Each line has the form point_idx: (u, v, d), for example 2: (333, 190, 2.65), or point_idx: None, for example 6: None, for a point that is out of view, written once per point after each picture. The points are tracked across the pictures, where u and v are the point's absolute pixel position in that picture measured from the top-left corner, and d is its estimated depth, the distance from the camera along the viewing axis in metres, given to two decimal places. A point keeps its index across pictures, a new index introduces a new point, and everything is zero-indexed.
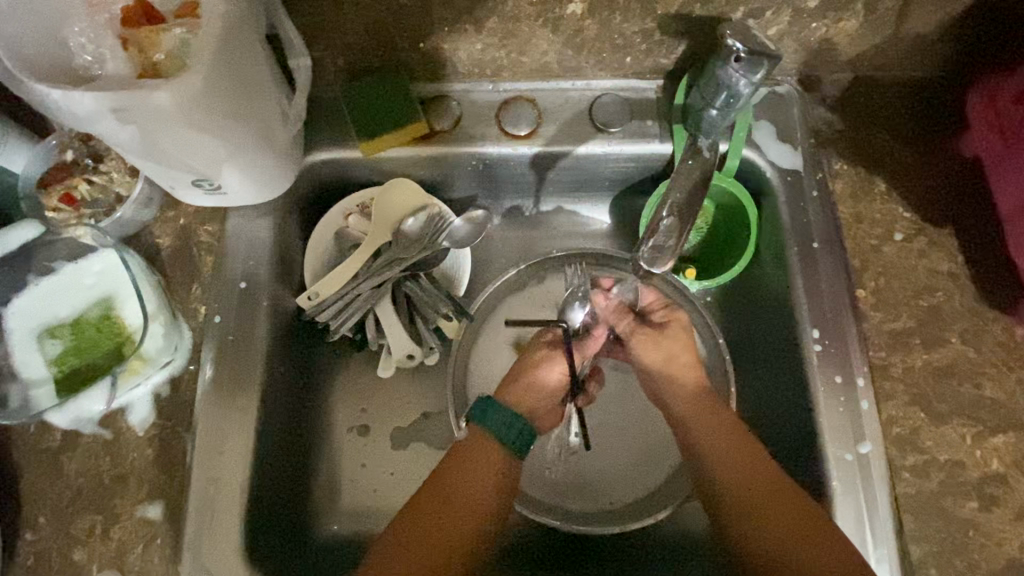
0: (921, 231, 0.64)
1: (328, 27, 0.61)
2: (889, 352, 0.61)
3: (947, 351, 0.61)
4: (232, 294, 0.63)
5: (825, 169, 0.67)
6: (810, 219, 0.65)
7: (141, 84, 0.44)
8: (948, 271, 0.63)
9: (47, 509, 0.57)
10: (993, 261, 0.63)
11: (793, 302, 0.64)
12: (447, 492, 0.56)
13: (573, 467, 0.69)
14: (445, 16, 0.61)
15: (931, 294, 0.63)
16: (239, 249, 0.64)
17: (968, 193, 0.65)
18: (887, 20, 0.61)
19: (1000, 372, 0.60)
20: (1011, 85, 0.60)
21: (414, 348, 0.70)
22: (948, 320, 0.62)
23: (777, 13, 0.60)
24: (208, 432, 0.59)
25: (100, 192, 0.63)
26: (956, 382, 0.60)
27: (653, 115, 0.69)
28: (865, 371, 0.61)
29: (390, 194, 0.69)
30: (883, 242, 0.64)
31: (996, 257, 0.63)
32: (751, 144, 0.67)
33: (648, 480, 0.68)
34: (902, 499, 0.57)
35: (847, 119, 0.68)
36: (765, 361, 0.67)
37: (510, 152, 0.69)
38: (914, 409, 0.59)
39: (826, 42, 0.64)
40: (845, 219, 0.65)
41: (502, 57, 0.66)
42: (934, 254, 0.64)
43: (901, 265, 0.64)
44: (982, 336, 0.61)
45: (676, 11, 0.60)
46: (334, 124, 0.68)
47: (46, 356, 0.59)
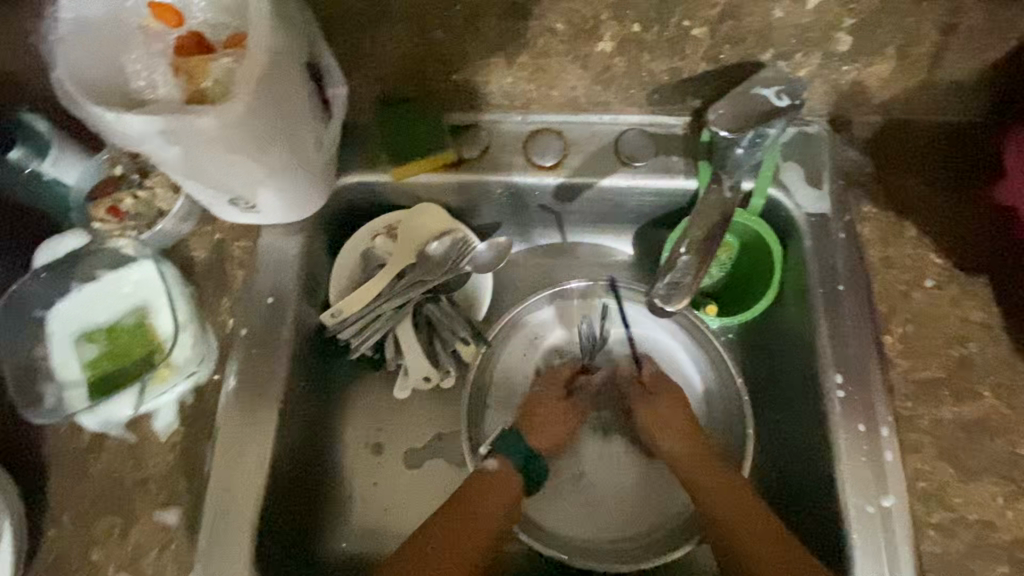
0: (953, 279, 0.63)
1: (365, 57, 0.64)
2: (916, 403, 0.59)
3: (979, 405, 0.59)
4: (260, 309, 0.65)
5: (853, 212, 0.66)
6: (837, 261, 0.64)
7: (187, 109, 0.47)
8: (980, 322, 0.61)
9: (71, 507, 0.59)
10: None
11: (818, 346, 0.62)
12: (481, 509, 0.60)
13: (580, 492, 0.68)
14: (478, 49, 0.63)
15: (962, 345, 0.61)
16: (269, 266, 0.67)
17: None
18: (921, 64, 0.61)
19: None
20: None
21: (431, 369, 0.71)
22: (980, 372, 0.60)
23: (807, 56, 0.61)
24: (228, 441, 0.61)
25: (143, 207, 0.66)
26: (988, 439, 0.58)
27: (680, 152, 0.69)
28: (890, 422, 0.59)
29: (415, 219, 0.72)
30: (913, 288, 0.63)
31: None
32: (778, 183, 0.67)
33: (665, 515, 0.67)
34: (926, 558, 0.55)
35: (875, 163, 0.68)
36: (784, 406, 0.66)
37: (530, 181, 0.70)
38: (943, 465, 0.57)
39: (857, 85, 0.64)
40: (872, 264, 0.64)
41: (532, 90, 0.68)
42: (966, 303, 0.62)
43: (931, 312, 0.62)
44: (1017, 391, 0.59)
45: (705, 52, 0.61)
46: (369, 150, 0.70)
47: (82, 360, 0.62)
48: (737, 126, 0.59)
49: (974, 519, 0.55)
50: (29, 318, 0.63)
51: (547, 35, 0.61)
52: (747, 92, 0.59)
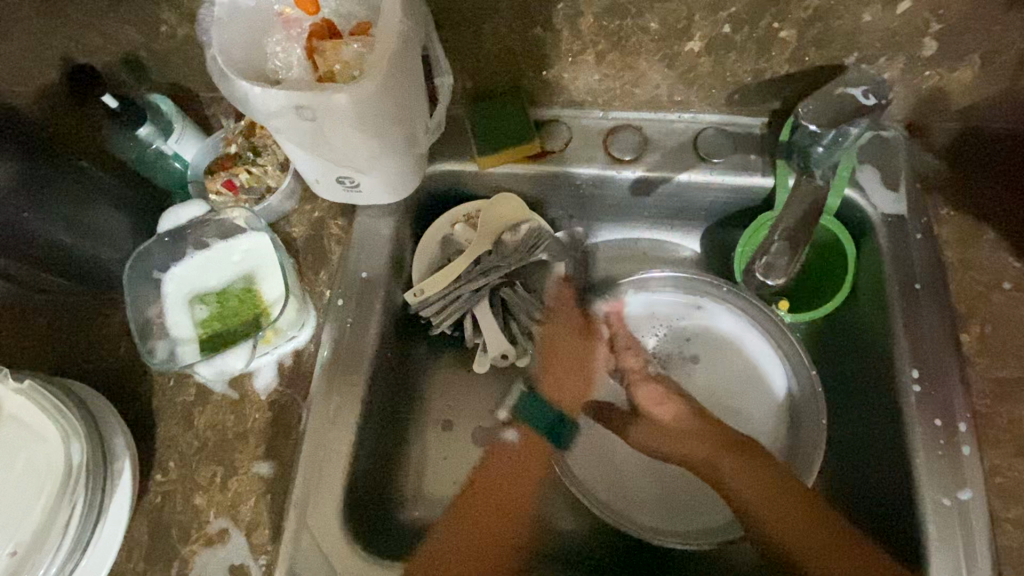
0: None
1: (464, 51, 0.69)
2: (994, 401, 0.60)
3: None
4: (354, 282, 0.70)
5: (930, 214, 0.67)
6: (913, 260, 0.66)
7: (324, 88, 0.52)
8: None
9: (176, 454, 0.64)
10: None
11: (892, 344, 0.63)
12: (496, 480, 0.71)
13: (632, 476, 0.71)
14: (571, 47, 0.67)
15: None
16: (363, 244, 0.71)
17: None
18: (1005, 71, 0.62)
19: None
20: None
21: (508, 347, 0.73)
22: None
23: (891, 60, 0.63)
24: (322, 403, 0.65)
25: (255, 181, 0.71)
26: None
27: (757, 151, 0.72)
28: (967, 418, 0.59)
29: (496, 207, 0.75)
30: (991, 289, 0.64)
31: None
32: (854, 184, 0.69)
33: (703, 498, 0.70)
34: (1005, 553, 0.55)
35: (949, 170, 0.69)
36: (853, 402, 0.68)
37: (609, 174, 0.74)
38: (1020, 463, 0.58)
39: (938, 90, 0.66)
40: (948, 265, 0.65)
41: (616, 88, 0.71)
42: None
43: (1010, 313, 0.63)
44: None
45: (790, 53, 0.64)
46: (458, 140, 0.75)
47: (194, 319, 0.67)
48: (825, 122, 0.63)
49: None
50: (147, 279, 0.69)
51: (640, 34, 0.64)
52: (833, 94, 0.63)
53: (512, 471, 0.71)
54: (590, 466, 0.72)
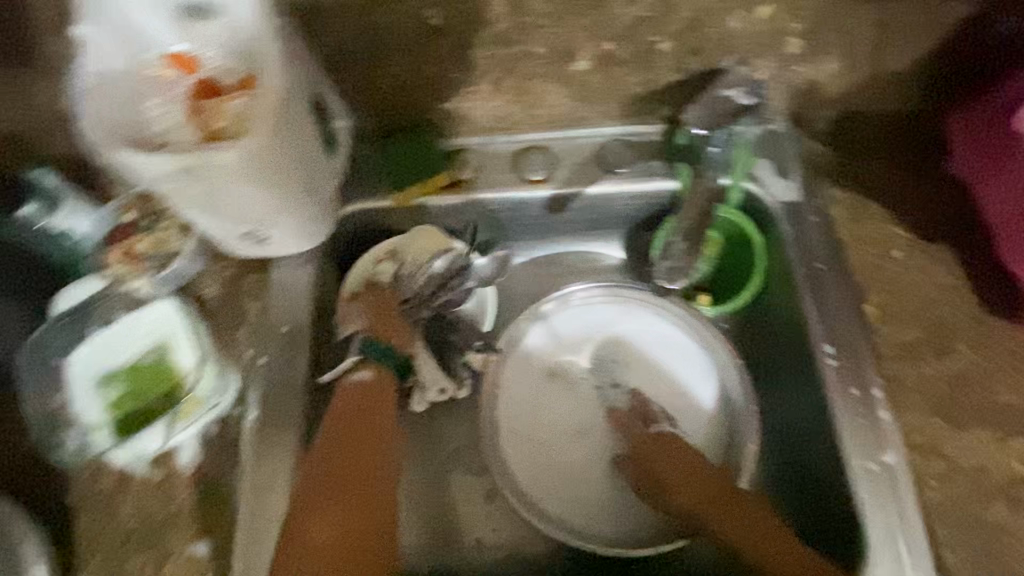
0: (919, 249, 0.68)
1: (360, 92, 0.69)
2: (902, 364, 0.64)
3: (957, 359, 0.64)
4: (275, 338, 0.67)
5: (823, 197, 0.71)
6: (813, 242, 0.69)
7: (211, 147, 0.51)
8: (949, 285, 0.67)
9: (101, 549, 0.60)
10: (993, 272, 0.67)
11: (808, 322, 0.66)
12: (349, 429, 0.62)
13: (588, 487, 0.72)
14: (466, 77, 0.68)
15: (936, 307, 0.66)
16: (280, 296, 0.68)
17: (958, 213, 0.70)
18: (865, 60, 0.68)
19: (1008, 376, 0.63)
20: (984, 110, 0.65)
21: (446, 381, 0.73)
22: (954, 331, 0.65)
23: (764, 60, 0.67)
24: (254, 470, 0.62)
25: (155, 247, 0.67)
26: (970, 389, 0.62)
27: (659, 157, 0.75)
28: (881, 384, 0.63)
29: (415, 241, 0.73)
30: (885, 260, 0.68)
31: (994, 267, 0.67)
32: (752, 176, 0.72)
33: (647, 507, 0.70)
34: (931, 506, 0.59)
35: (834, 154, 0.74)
36: (780, 383, 0.71)
37: (519, 196, 0.75)
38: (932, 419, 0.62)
39: (811, 83, 0.70)
40: (845, 241, 0.69)
41: (517, 111, 0.73)
42: (935, 269, 0.68)
43: (905, 280, 0.67)
44: (988, 344, 0.64)
45: (673, 63, 0.67)
46: (369, 179, 0.74)
47: (104, 401, 0.65)
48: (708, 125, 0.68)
49: (966, 464, 0.60)
50: (48, 366, 0.66)
51: (530, 58, 0.66)
52: (718, 95, 0.67)
53: (360, 402, 0.64)
54: (542, 485, 0.71)
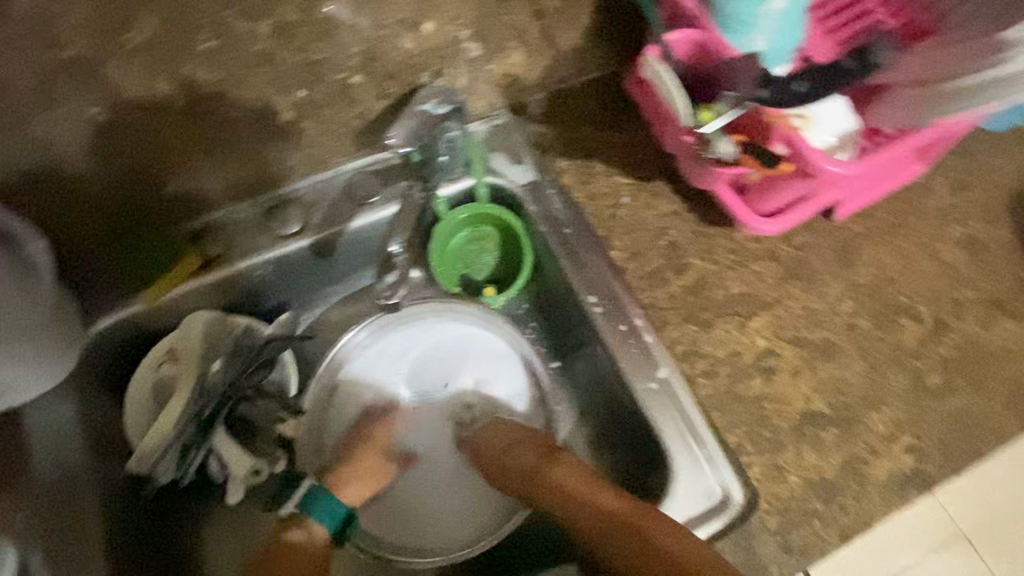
0: (641, 189, 0.77)
1: (63, 205, 0.64)
2: (653, 291, 0.72)
3: (693, 271, 0.73)
4: (54, 487, 0.63)
5: (554, 169, 0.79)
6: (556, 211, 0.77)
7: None
8: (672, 212, 0.76)
9: None
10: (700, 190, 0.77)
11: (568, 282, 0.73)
12: None
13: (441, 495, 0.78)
14: (176, 160, 0.66)
15: (666, 234, 0.75)
16: (44, 441, 0.64)
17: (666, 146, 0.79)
18: (543, 44, 0.74)
19: (736, 271, 0.73)
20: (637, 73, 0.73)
21: (257, 463, 0.72)
22: (684, 249, 0.74)
23: (456, 68, 0.72)
24: None
25: None
26: (709, 293, 0.72)
27: (405, 176, 0.78)
28: (640, 313, 0.72)
29: (186, 333, 0.72)
30: (616, 209, 0.76)
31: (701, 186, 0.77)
32: (490, 170, 0.78)
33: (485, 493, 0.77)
34: (705, 402, 0.68)
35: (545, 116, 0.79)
36: (574, 339, 0.78)
37: (266, 249, 0.74)
38: (684, 332, 0.70)
39: (509, 74, 0.76)
40: (582, 203, 0.77)
41: (248, 175, 0.72)
42: (658, 202, 0.76)
43: (636, 220, 0.76)
44: (714, 249, 0.74)
45: (375, 89, 0.68)
46: (115, 287, 0.70)
47: None
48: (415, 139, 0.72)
49: (722, 355, 0.70)
50: None
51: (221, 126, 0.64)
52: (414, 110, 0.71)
53: None
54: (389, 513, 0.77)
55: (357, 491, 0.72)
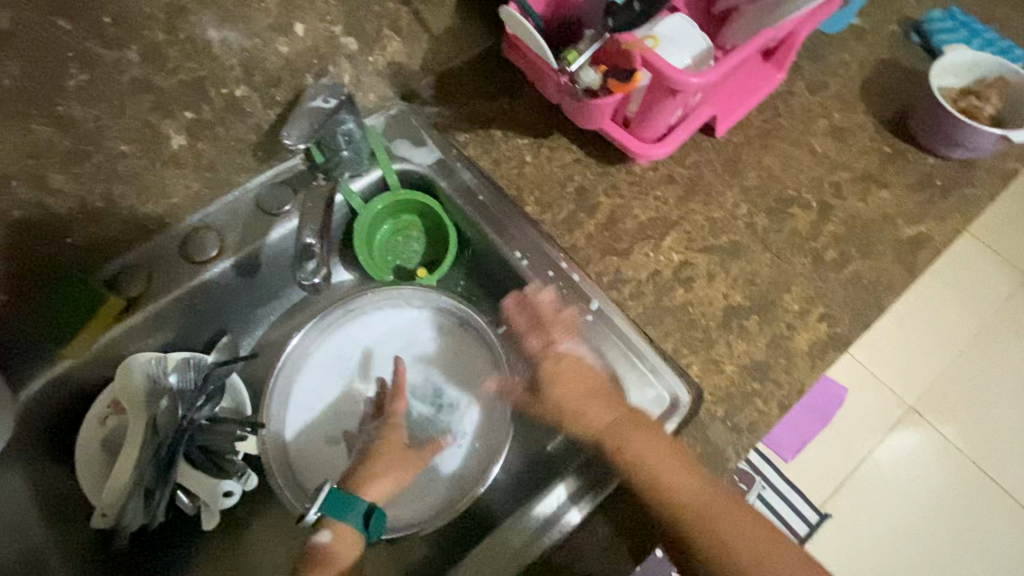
0: (812, 149, 0.67)
1: None
2: (826, 264, 0.60)
3: (870, 246, 0.61)
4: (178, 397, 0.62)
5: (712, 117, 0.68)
6: (714, 163, 0.66)
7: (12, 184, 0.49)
8: (844, 177, 0.65)
9: None
10: (881, 158, 0.66)
11: (732, 245, 0.61)
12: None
13: (519, 481, 0.62)
14: None
15: (837, 200, 0.63)
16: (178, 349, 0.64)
17: (836, 106, 0.70)
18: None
19: (918, 249, 0.61)
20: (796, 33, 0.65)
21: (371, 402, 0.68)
22: (862, 218, 0.62)
23: None
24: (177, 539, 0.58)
25: None
26: (889, 273, 0.59)
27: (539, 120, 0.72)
28: (810, 285, 0.59)
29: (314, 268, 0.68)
30: (780, 167, 0.65)
31: (881, 154, 0.66)
32: None
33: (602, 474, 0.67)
34: None
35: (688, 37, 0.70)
36: None
37: (380, 174, 0.65)
38: (873, 316, 0.58)
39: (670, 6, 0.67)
40: (742, 157, 0.66)
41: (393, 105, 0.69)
42: (829, 164, 0.65)
43: (802, 180, 0.65)
44: (894, 223, 0.62)
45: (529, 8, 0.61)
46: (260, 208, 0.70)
47: None
48: None
49: None
50: None
51: (370, 50, 0.62)
52: None
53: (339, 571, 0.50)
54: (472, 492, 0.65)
55: (384, 489, 0.54)
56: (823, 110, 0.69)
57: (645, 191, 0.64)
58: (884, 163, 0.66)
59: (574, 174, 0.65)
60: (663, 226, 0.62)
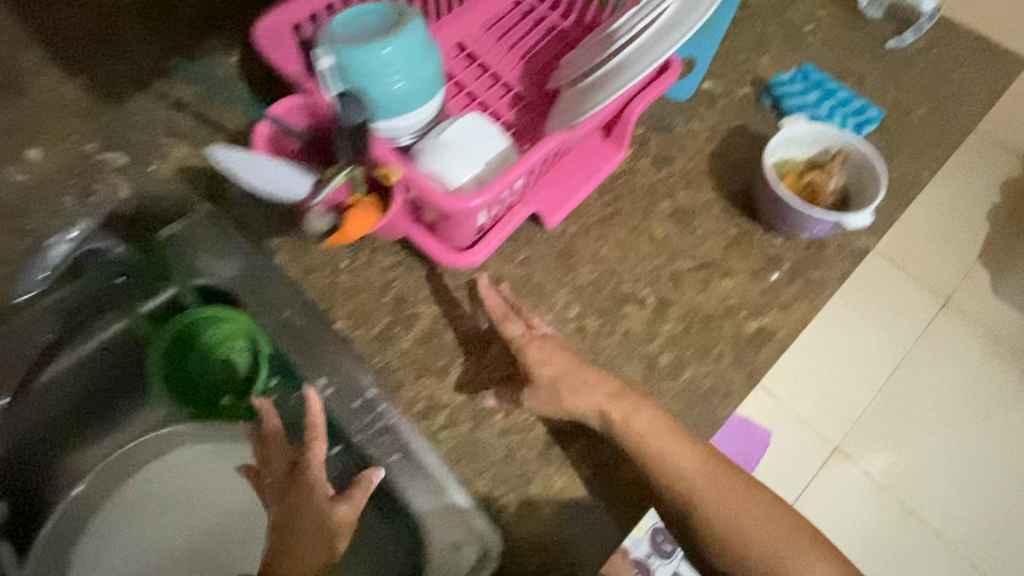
0: (652, 237, 0.62)
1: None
2: (660, 373, 0.55)
3: (708, 348, 0.56)
4: None
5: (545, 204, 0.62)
6: (546, 258, 0.60)
7: None
8: (684, 267, 0.60)
9: None
10: (727, 241, 0.61)
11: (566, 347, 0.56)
12: None
13: None
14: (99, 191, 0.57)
15: (675, 295, 0.59)
16: None
17: (681, 184, 0.65)
18: None
19: (759, 347, 0.56)
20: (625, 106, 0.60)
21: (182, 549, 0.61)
22: (699, 315, 0.57)
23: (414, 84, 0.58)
24: None
25: None
26: (726, 379, 0.55)
27: None
28: (641, 400, 0.54)
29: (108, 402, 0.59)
30: (616, 261, 0.60)
31: (726, 237, 0.62)
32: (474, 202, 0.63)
33: None
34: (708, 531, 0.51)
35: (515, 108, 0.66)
36: None
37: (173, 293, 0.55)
38: (706, 430, 0.53)
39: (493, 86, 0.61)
40: (576, 251, 0.61)
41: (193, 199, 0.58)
42: (668, 254, 0.61)
43: (639, 273, 0.60)
44: (735, 318, 0.57)
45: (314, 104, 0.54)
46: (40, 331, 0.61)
47: None
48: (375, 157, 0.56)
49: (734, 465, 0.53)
50: None
51: None
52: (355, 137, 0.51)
53: None
54: None
55: None
56: (667, 189, 0.65)
57: (468, 295, 0.58)
58: (728, 248, 0.61)
59: (390, 280, 0.59)
60: (485, 338, 0.56)
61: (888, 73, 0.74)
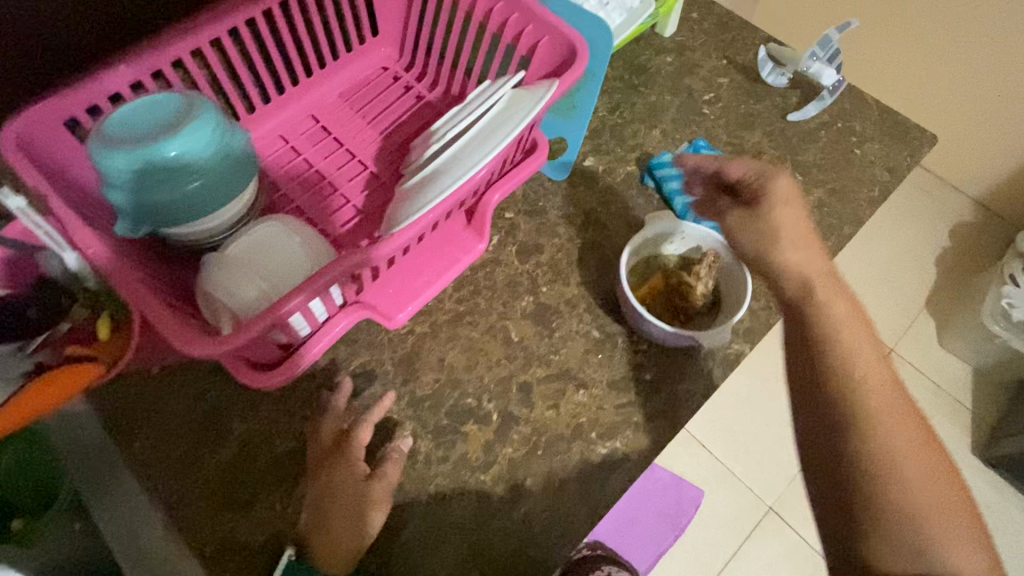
0: (507, 340, 0.56)
1: None
2: (495, 505, 0.49)
3: (552, 474, 0.51)
4: None
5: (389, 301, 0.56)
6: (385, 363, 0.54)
7: None
8: (536, 377, 0.54)
9: None
10: (587, 347, 0.56)
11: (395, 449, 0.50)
12: None
13: None
14: None
15: (524, 410, 0.53)
16: None
17: (547, 277, 0.60)
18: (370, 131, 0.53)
19: (609, 473, 0.51)
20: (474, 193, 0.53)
21: None
22: (546, 436, 0.52)
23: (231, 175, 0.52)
24: None
25: None
26: (568, 511, 0.49)
27: None
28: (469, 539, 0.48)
29: None
30: (464, 368, 0.54)
31: (587, 341, 0.56)
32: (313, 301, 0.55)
33: None
34: None
35: (368, 190, 0.59)
36: None
37: None
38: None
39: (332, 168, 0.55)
40: (421, 356, 0.55)
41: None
42: (521, 361, 0.55)
43: (487, 382, 0.54)
44: (586, 439, 0.52)
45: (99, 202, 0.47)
46: None
47: None
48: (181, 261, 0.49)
49: None
50: None
51: None
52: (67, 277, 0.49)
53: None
54: None
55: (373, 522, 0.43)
56: (532, 282, 0.59)
57: (289, 410, 0.52)
58: (587, 354, 0.56)
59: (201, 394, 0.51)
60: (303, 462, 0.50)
61: (788, 149, 0.69)
